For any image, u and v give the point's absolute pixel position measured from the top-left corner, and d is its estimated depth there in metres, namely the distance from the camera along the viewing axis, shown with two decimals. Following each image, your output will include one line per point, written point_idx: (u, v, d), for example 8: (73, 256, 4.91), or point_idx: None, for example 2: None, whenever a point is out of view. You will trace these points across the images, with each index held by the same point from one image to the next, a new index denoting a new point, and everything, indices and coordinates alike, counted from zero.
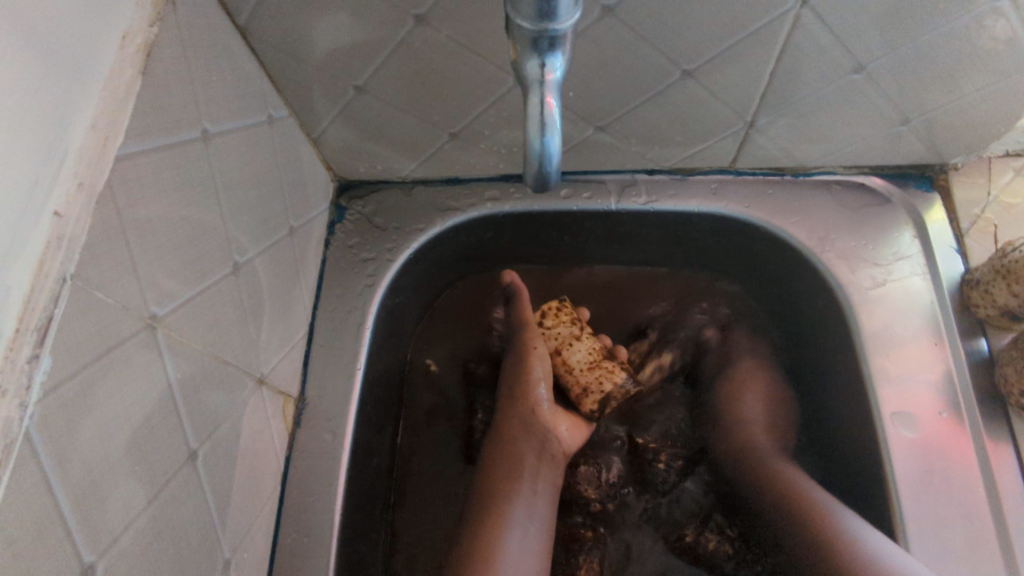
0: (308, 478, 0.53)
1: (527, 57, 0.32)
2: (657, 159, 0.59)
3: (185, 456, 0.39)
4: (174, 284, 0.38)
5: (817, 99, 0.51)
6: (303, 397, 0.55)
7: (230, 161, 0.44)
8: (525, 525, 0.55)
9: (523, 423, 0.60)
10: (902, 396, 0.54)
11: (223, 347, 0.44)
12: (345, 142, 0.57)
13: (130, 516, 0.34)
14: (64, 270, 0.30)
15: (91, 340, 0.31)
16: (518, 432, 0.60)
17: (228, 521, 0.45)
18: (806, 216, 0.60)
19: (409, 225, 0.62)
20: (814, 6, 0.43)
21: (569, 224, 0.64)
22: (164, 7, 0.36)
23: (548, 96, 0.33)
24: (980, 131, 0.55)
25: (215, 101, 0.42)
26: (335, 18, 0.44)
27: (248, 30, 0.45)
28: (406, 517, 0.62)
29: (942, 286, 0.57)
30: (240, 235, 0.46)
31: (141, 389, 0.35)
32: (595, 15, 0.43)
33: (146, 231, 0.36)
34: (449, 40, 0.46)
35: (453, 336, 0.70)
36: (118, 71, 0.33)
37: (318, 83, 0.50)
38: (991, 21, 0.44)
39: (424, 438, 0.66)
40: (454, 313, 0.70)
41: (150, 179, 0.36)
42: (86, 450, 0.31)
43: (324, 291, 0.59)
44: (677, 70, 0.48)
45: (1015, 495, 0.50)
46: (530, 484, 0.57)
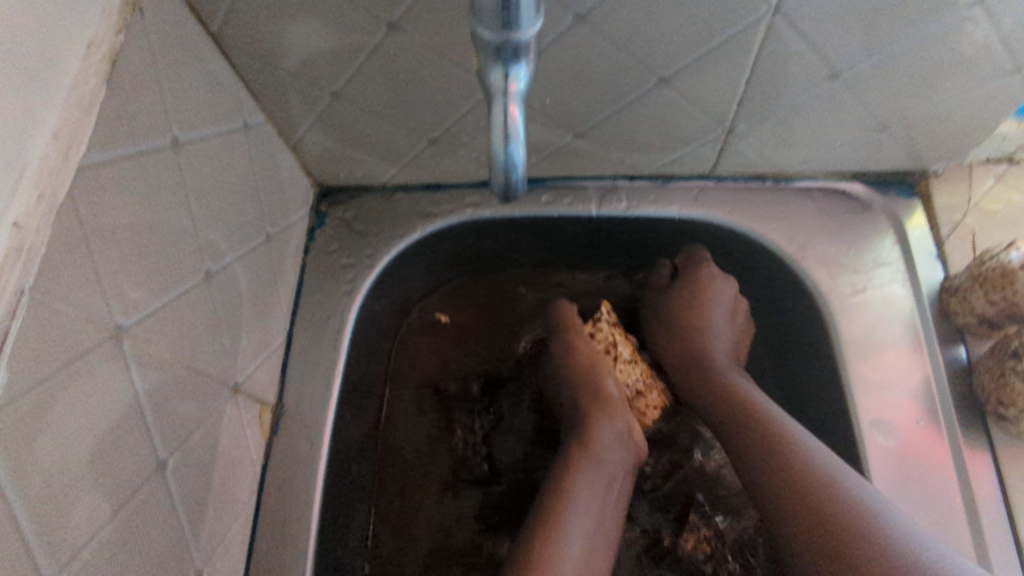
0: (284, 486, 0.53)
1: (491, 68, 0.32)
2: (637, 165, 0.59)
3: (153, 465, 0.39)
4: (142, 293, 0.38)
5: (794, 107, 0.51)
6: (280, 404, 0.55)
7: (202, 168, 0.44)
8: (592, 522, 0.50)
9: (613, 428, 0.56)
10: (880, 403, 0.53)
11: (196, 355, 0.44)
12: (324, 148, 0.57)
13: (94, 527, 0.34)
14: (23, 281, 0.29)
15: (52, 352, 0.31)
16: (601, 429, 0.56)
17: (201, 530, 0.44)
18: (786, 223, 0.60)
19: (390, 231, 0.62)
20: (787, 14, 0.43)
21: (550, 230, 0.64)
22: (132, 15, 0.36)
23: (511, 108, 0.33)
24: (958, 138, 0.55)
25: (186, 109, 0.42)
26: (309, 25, 0.44)
27: (222, 38, 0.44)
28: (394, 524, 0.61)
29: (921, 292, 0.57)
30: (213, 243, 0.46)
31: (107, 399, 0.35)
32: (568, 23, 0.43)
33: (110, 240, 0.35)
34: (424, 47, 0.46)
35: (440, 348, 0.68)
36: (82, 80, 0.33)
37: (294, 90, 0.50)
38: (966, 28, 0.44)
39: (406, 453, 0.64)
40: (432, 326, 0.69)
41: (115, 188, 0.36)
42: (46, 461, 0.31)
43: (303, 298, 0.59)
44: (654, 76, 0.48)
45: (992, 502, 0.50)
46: (603, 488, 0.53)
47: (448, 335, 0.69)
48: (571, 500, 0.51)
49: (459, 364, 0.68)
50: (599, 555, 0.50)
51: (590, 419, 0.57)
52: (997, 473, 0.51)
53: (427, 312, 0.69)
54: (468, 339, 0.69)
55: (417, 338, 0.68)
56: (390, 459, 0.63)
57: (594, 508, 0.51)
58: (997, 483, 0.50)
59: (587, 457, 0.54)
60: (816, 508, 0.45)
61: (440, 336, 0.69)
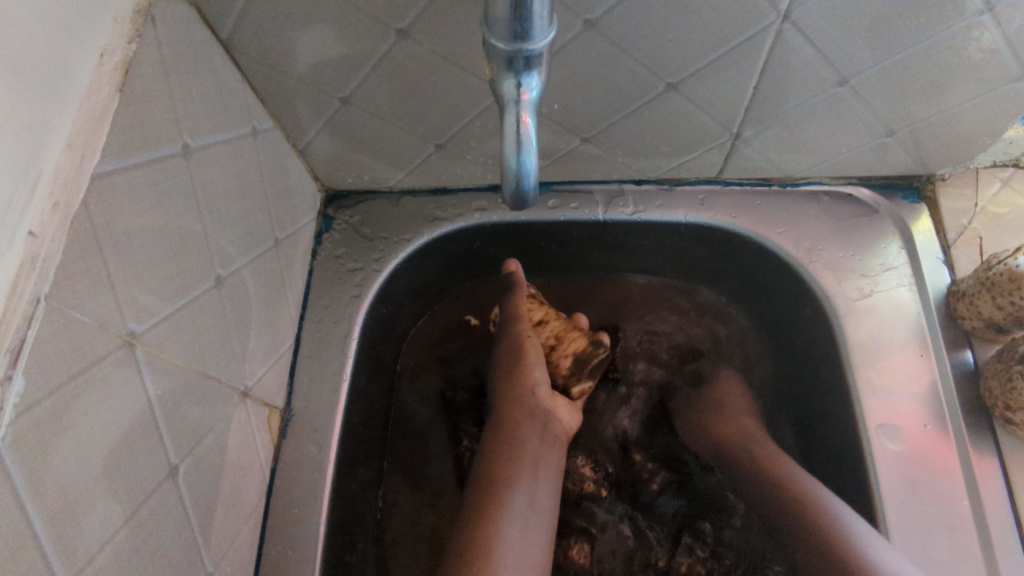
0: (293, 489, 0.53)
1: (503, 77, 0.32)
2: (643, 169, 0.59)
3: (165, 471, 0.39)
4: (154, 300, 0.38)
5: (801, 112, 0.51)
6: (288, 408, 0.55)
7: (213, 174, 0.44)
8: (526, 513, 0.53)
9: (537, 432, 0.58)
10: (887, 407, 0.54)
11: (206, 361, 0.44)
12: (332, 153, 0.57)
13: (108, 533, 0.34)
14: (38, 290, 0.30)
15: (67, 359, 0.31)
16: (524, 425, 0.58)
17: (212, 535, 0.45)
18: (793, 227, 0.60)
19: (397, 236, 0.62)
20: (796, 20, 0.43)
21: (557, 234, 0.64)
22: (144, 23, 0.37)
23: (524, 115, 0.32)
24: (965, 143, 0.55)
25: (197, 116, 0.42)
26: (318, 31, 0.44)
27: (232, 44, 0.45)
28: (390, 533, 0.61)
29: (928, 297, 0.57)
30: (224, 249, 0.46)
31: (120, 406, 0.35)
32: (577, 29, 0.43)
33: (122, 247, 0.35)
34: (432, 53, 0.46)
35: (447, 360, 0.69)
36: (95, 89, 0.33)
37: (302, 96, 0.50)
38: (974, 34, 0.44)
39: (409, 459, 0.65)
40: (438, 336, 0.69)
41: (128, 196, 0.36)
42: (61, 469, 0.31)
43: (310, 302, 0.59)
44: (661, 82, 0.48)
45: (1000, 507, 0.50)
46: (530, 473, 0.55)
47: (455, 344, 0.70)
48: (506, 494, 0.53)
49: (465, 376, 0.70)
50: (533, 543, 0.52)
51: (508, 410, 0.59)
52: (1004, 478, 0.51)
53: (432, 322, 0.69)
54: (471, 349, 0.70)
55: (422, 347, 0.69)
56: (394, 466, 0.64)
57: (524, 497, 0.54)
58: (1005, 487, 0.50)
59: (516, 452, 0.56)
60: (835, 543, 0.48)
61: (444, 346, 0.69)
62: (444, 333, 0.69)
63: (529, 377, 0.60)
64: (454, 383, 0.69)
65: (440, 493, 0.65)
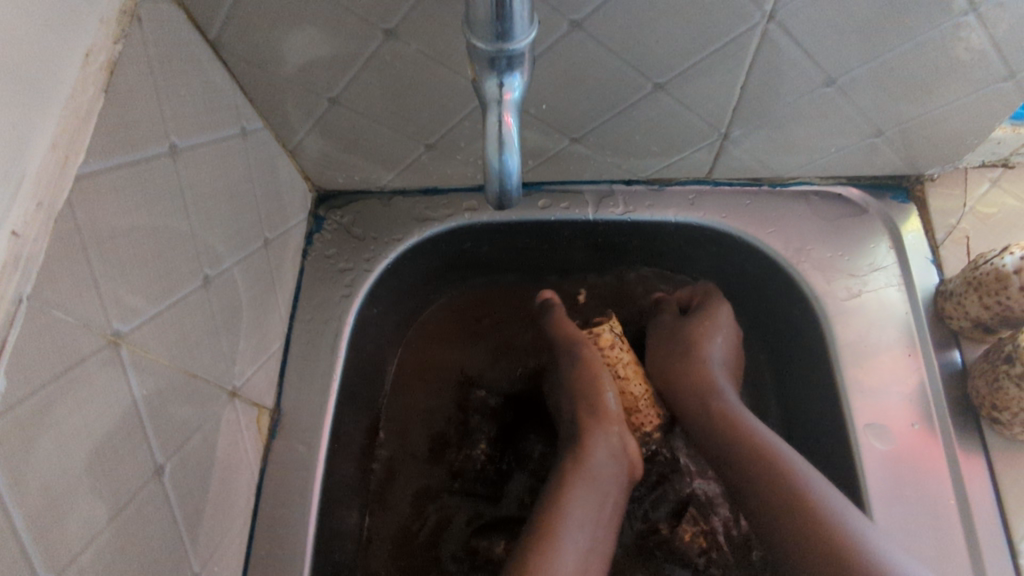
0: (281, 488, 0.53)
1: (485, 78, 0.32)
2: (633, 169, 0.59)
3: (150, 470, 0.39)
4: (140, 300, 0.38)
5: (789, 113, 0.51)
6: (278, 408, 0.55)
7: (200, 174, 0.44)
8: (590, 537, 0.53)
9: (609, 447, 0.57)
10: (876, 407, 0.54)
11: (194, 361, 0.44)
12: (322, 153, 0.57)
13: (91, 533, 0.34)
14: (21, 288, 0.30)
15: (49, 360, 0.31)
16: (597, 448, 0.57)
17: (199, 534, 0.45)
18: (782, 227, 0.60)
19: (387, 236, 0.62)
20: (782, 21, 0.43)
21: (546, 233, 0.64)
22: (130, 24, 0.37)
23: (506, 116, 0.33)
24: (953, 144, 0.55)
25: (184, 116, 0.42)
26: (305, 32, 0.44)
27: (220, 45, 0.45)
28: (375, 533, 0.62)
29: (916, 296, 0.57)
30: (212, 249, 0.46)
31: (103, 405, 0.35)
32: (564, 29, 0.43)
33: (109, 249, 0.36)
34: (420, 54, 0.46)
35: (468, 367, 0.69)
36: (80, 89, 0.33)
37: (291, 97, 0.50)
38: (959, 34, 0.44)
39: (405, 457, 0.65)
40: (444, 337, 0.70)
41: (112, 196, 0.36)
42: (44, 468, 0.31)
43: (301, 301, 0.60)
44: (649, 83, 0.48)
45: (986, 506, 0.50)
46: (596, 507, 0.55)
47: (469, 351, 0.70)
48: (568, 512, 0.53)
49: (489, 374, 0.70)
50: (594, 563, 0.53)
51: (586, 436, 0.58)
52: (991, 477, 0.51)
53: (444, 325, 0.70)
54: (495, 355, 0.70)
55: (431, 348, 0.69)
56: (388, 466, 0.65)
57: (589, 525, 0.54)
58: (991, 486, 0.51)
59: (583, 473, 0.56)
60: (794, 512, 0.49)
61: (450, 341, 0.70)
62: (464, 336, 0.70)
63: (603, 406, 0.59)
64: (476, 382, 0.69)
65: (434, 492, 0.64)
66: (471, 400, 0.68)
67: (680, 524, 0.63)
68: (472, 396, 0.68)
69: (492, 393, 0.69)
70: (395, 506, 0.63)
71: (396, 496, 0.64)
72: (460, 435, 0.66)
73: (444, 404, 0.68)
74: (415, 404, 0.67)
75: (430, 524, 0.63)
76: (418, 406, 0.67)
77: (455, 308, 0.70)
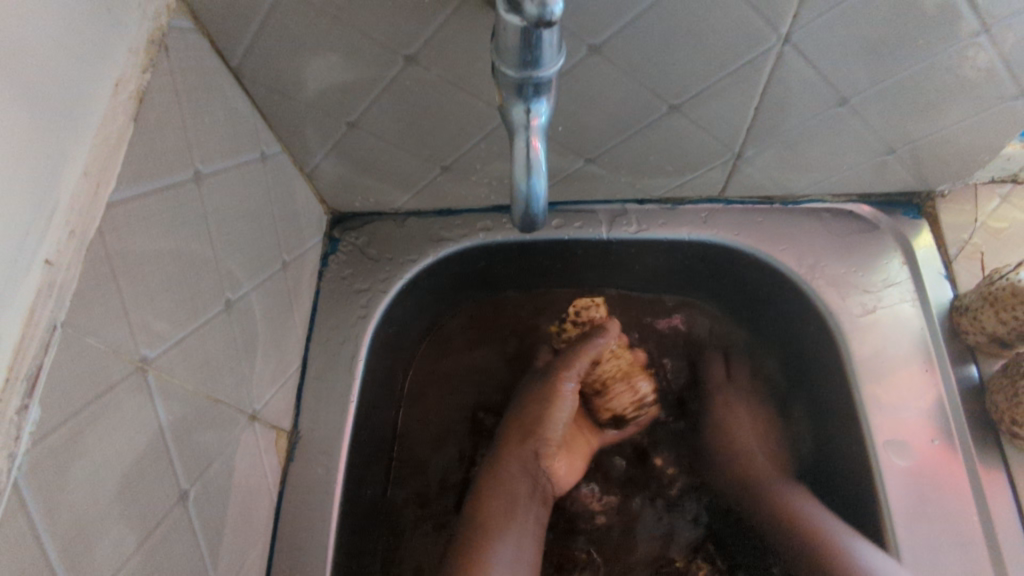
0: (300, 511, 0.53)
1: (512, 103, 0.33)
2: (646, 189, 0.60)
3: (175, 496, 0.39)
4: (165, 325, 0.38)
5: (802, 131, 0.52)
6: (295, 430, 0.55)
7: (222, 199, 0.44)
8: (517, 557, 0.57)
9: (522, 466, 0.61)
10: (896, 423, 0.54)
11: (216, 385, 0.44)
12: (338, 176, 0.58)
13: (121, 560, 0.34)
14: (55, 317, 0.30)
15: (81, 387, 0.32)
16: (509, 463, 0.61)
17: (221, 558, 0.44)
18: (795, 244, 0.61)
19: (402, 256, 0.62)
20: (796, 43, 0.44)
21: (560, 252, 0.64)
22: (158, 53, 0.37)
23: (533, 140, 0.33)
24: (964, 160, 0.56)
25: (207, 143, 0.42)
26: (326, 58, 0.45)
27: (241, 73, 0.45)
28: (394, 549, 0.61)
29: (931, 311, 0.57)
30: (233, 273, 0.46)
31: (132, 432, 0.35)
32: (582, 53, 0.44)
33: (137, 276, 0.36)
34: (439, 78, 0.47)
35: (477, 385, 0.70)
36: (110, 119, 0.34)
37: (310, 121, 0.50)
38: (969, 54, 0.45)
39: (417, 477, 0.65)
40: (454, 354, 0.70)
41: (140, 224, 0.36)
42: (76, 496, 0.31)
43: (317, 323, 0.60)
44: (664, 104, 0.49)
45: (1009, 523, 0.50)
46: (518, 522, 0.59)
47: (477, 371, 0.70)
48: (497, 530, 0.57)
49: (496, 395, 0.70)
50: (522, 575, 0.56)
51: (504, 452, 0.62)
52: (1013, 493, 0.51)
53: (457, 351, 0.70)
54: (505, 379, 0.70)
55: (447, 362, 0.69)
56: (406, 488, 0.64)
57: (525, 486, 0.60)
58: (1013, 501, 0.51)
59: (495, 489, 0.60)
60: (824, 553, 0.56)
61: (458, 358, 0.70)
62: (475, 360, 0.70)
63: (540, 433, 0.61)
64: (483, 405, 0.69)
65: (444, 510, 0.64)
66: (473, 422, 0.68)
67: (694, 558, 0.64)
68: (478, 419, 0.69)
69: (491, 412, 0.69)
70: (406, 523, 0.63)
71: (409, 514, 0.63)
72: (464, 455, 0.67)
73: (452, 424, 0.68)
74: (426, 424, 0.67)
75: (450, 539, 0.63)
76: (428, 425, 0.67)
77: (458, 336, 0.70)
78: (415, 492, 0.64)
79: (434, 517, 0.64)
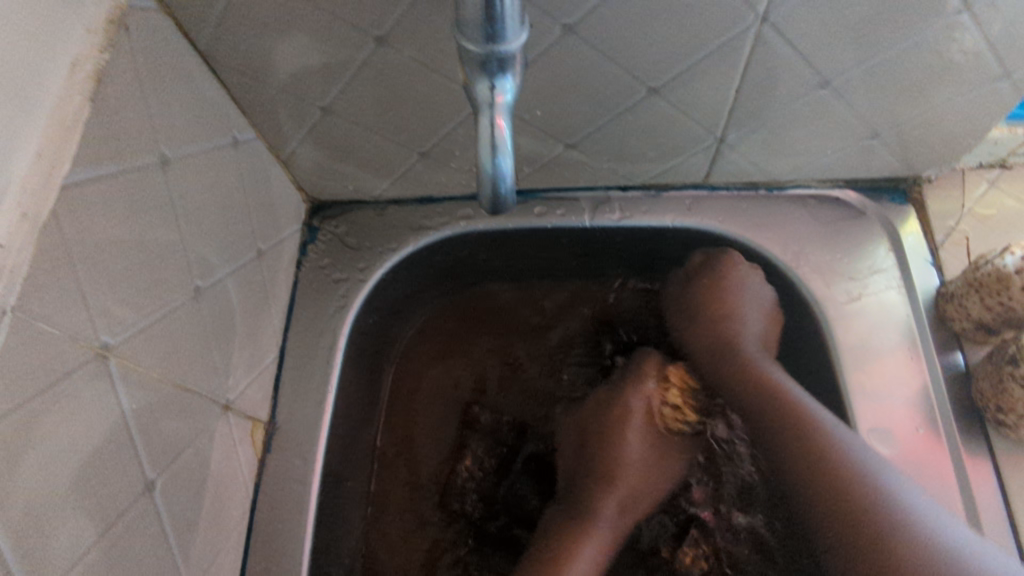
0: (276, 503, 0.52)
1: (477, 80, 0.32)
2: (629, 175, 0.59)
3: (140, 487, 0.38)
4: (128, 312, 0.37)
5: (784, 115, 0.51)
6: (272, 421, 0.54)
7: (190, 183, 0.44)
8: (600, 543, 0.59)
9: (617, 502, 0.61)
10: (880, 411, 0.53)
11: (185, 374, 0.43)
12: (316, 162, 0.57)
13: (79, 552, 0.33)
14: (4, 302, 0.29)
15: (34, 374, 0.31)
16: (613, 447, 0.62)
17: (191, 550, 0.44)
18: (780, 231, 0.60)
19: (383, 244, 0.61)
20: (776, 23, 0.43)
21: (543, 241, 0.63)
22: (118, 32, 0.36)
23: (498, 119, 0.32)
24: (951, 145, 0.55)
25: (172, 126, 0.41)
26: (296, 40, 0.44)
27: (210, 54, 0.44)
28: (377, 540, 0.62)
29: (917, 298, 0.57)
30: (203, 259, 0.45)
31: (91, 421, 0.34)
32: (556, 34, 0.43)
33: (96, 262, 0.35)
34: (413, 60, 0.46)
35: (483, 370, 0.69)
36: (66, 99, 0.33)
37: (283, 105, 0.49)
38: (953, 34, 0.44)
39: (400, 467, 0.65)
40: (437, 344, 0.69)
41: (100, 209, 0.35)
42: (27, 487, 0.30)
43: (295, 312, 0.59)
44: (643, 86, 0.48)
45: (994, 512, 0.49)
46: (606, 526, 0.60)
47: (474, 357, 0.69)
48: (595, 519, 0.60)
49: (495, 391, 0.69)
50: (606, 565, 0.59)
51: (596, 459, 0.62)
52: (998, 482, 0.50)
53: (454, 338, 0.69)
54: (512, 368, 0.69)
55: (432, 351, 0.69)
56: (388, 479, 0.64)
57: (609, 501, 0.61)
58: (999, 491, 0.50)
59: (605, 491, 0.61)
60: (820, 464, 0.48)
61: (443, 346, 0.69)
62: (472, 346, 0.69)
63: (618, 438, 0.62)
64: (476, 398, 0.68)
65: (431, 501, 0.65)
66: (467, 415, 0.67)
67: (681, 546, 0.64)
68: (472, 414, 0.67)
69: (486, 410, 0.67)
70: (390, 515, 0.63)
71: (391, 506, 0.63)
72: (455, 445, 0.66)
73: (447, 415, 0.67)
74: (410, 415, 0.67)
75: (430, 528, 0.64)
76: (412, 415, 0.67)
77: (452, 316, 0.69)
78: (398, 484, 0.64)
79: (420, 505, 0.64)
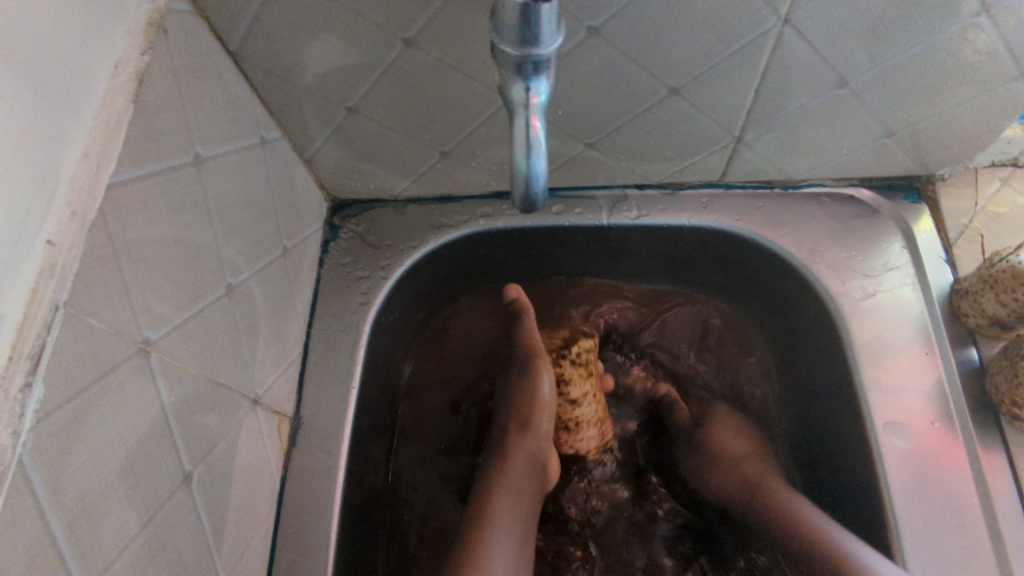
0: (302, 496, 0.53)
1: (512, 82, 0.33)
2: (646, 174, 0.60)
3: (178, 479, 0.39)
4: (167, 308, 0.38)
5: (801, 115, 0.52)
6: (297, 417, 0.55)
7: (222, 182, 0.45)
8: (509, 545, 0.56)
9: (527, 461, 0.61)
10: (896, 405, 0.54)
11: (218, 369, 0.44)
12: (338, 162, 0.58)
13: (124, 540, 0.34)
14: (57, 297, 0.30)
15: (84, 366, 0.32)
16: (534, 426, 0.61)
17: (224, 541, 0.45)
18: (796, 229, 0.61)
19: (403, 243, 0.62)
20: (796, 24, 0.44)
21: (561, 239, 0.64)
22: (157, 35, 0.37)
23: (532, 120, 0.33)
24: (964, 144, 0.56)
25: (206, 126, 0.42)
26: (326, 42, 0.45)
27: (240, 56, 0.45)
28: (395, 530, 0.62)
29: (931, 295, 0.57)
30: (233, 258, 0.46)
31: (134, 413, 0.35)
32: (581, 35, 0.44)
33: (138, 259, 0.36)
34: (439, 62, 0.47)
35: (486, 365, 0.71)
36: (110, 101, 0.34)
37: (309, 106, 0.50)
38: (970, 35, 0.45)
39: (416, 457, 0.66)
40: (454, 335, 0.70)
41: (141, 207, 0.36)
42: (79, 475, 0.31)
43: (318, 308, 0.60)
44: (664, 87, 0.49)
45: (1009, 504, 0.50)
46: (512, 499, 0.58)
47: (482, 365, 0.71)
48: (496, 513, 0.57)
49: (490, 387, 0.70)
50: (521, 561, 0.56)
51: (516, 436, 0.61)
52: (1013, 474, 0.51)
53: (462, 329, 0.70)
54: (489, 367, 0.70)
55: (446, 345, 0.70)
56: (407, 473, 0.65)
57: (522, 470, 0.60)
58: (1013, 483, 0.51)
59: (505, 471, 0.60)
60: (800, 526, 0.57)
61: (458, 337, 0.70)
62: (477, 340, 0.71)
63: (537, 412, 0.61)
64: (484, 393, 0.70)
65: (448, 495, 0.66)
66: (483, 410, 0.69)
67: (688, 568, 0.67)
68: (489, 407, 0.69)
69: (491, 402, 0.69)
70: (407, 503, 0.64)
71: (405, 496, 0.64)
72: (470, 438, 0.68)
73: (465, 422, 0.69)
74: (430, 406, 0.68)
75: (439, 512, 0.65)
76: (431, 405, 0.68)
77: (467, 311, 0.70)
78: (414, 474, 0.65)
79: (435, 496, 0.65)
